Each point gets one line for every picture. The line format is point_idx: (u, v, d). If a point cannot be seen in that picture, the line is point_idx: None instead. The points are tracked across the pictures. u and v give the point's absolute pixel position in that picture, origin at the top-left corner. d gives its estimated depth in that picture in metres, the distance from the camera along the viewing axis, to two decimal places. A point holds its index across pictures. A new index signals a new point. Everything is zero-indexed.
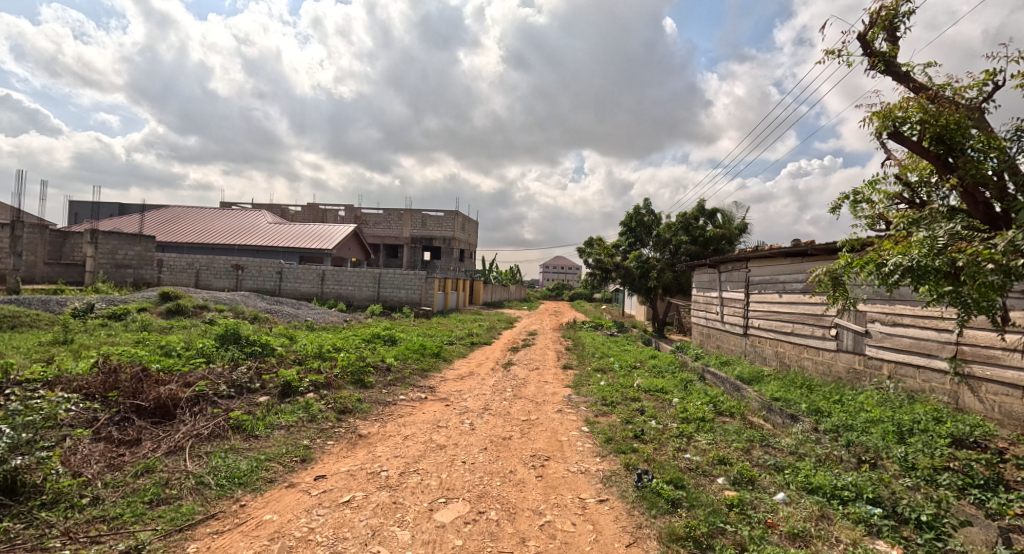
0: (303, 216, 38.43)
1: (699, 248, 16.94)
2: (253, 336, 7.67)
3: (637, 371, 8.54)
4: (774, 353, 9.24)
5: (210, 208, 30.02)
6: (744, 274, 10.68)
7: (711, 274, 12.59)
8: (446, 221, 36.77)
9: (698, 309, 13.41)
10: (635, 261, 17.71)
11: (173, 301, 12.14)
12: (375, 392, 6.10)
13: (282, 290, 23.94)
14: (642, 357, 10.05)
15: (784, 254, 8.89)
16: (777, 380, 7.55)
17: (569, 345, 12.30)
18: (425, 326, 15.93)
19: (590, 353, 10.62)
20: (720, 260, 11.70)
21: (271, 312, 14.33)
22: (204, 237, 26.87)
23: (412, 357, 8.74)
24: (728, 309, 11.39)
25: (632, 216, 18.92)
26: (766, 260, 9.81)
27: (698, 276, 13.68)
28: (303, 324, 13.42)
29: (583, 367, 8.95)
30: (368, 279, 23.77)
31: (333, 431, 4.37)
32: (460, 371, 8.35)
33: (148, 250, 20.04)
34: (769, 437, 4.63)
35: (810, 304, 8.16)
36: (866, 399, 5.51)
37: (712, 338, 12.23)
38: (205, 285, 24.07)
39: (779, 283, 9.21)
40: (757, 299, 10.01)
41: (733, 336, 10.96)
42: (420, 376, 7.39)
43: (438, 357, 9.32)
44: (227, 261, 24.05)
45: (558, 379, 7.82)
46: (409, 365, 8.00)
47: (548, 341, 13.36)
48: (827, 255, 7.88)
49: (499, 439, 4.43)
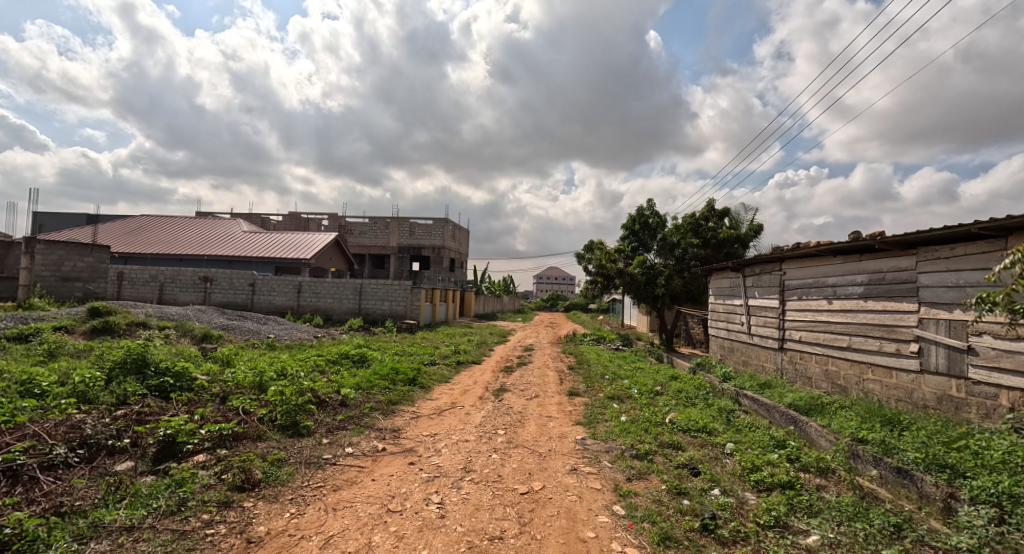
0: (283, 226, 36.55)
1: (710, 251, 15.41)
2: (166, 362, 5.89)
3: (662, 399, 6.84)
4: (823, 373, 7.64)
5: (181, 217, 28.12)
6: (778, 277, 9.12)
7: (733, 279, 11.01)
8: (435, 229, 35.12)
9: (717, 320, 11.80)
10: (639, 267, 16.13)
11: (103, 318, 10.29)
12: (312, 442, 4.31)
13: (254, 304, 22.06)
14: (664, 379, 8.37)
15: (836, 251, 7.30)
16: (846, 411, 5.90)
17: (572, 364, 10.58)
18: (407, 342, 14.15)
19: (598, 373, 8.93)
20: (745, 262, 10.14)
21: (226, 329, 12.49)
22: (171, 247, 24.92)
23: (381, 385, 6.98)
24: (757, 320, 9.82)
25: (635, 219, 17.45)
26: (806, 259, 8.27)
27: (716, 281, 12.05)
28: (261, 343, 11.58)
29: (594, 394, 7.25)
30: (349, 291, 21.97)
31: (202, 538, 2.57)
32: (438, 404, 6.57)
33: (102, 262, 18.28)
34: (915, 524, 2.94)
35: (876, 312, 6.59)
36: (1013, 444, 3.87)
37: (737, 352, 10.64)
38: (170, 300, 22.20)
39: (828, 287, 7.62)
40: (797, 306, 8.42)
41: (767, 351, 9.38)
42: (385, 414, 5.61)
43: (415, 382, 7.58)
44: (194, 272, 22.19)
45: (565, 413, 6.11)
46: (374, 397, 6.25)
47: (547, 359, 11.66)
48: (899, 250, 6.29)
49: (482, 544, 2.67)
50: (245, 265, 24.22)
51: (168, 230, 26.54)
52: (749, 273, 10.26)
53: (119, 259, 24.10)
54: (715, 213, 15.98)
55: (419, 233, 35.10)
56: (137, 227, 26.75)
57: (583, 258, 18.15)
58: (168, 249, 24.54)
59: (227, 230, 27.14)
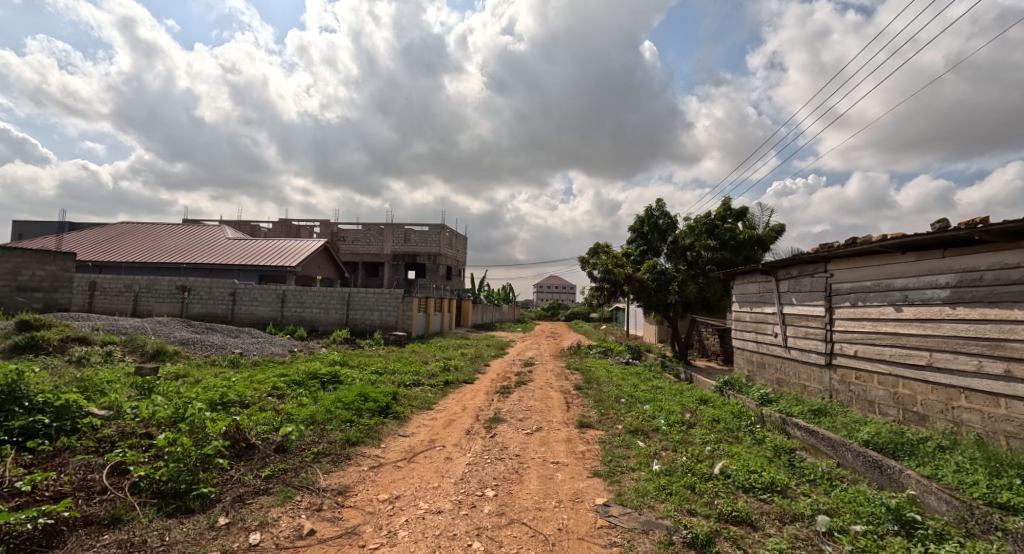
0: (273, 233, 35.20)
1: (727, 254, 14.08)
2: (47, 392, 4.43)
3: (698, 434, 5.38)
4: (891, 398, 6.20)
5: (162, 224, 26.73)
6: (822, 280, 7.72)
7: (763, 284, 9.61)
8: (431, 236, 33.75)
9: (743, 330, 10.38)
10: (649, 272, 14.80)
11: (31, 332, 8.83)
12: (198, 527, 2.82)
13: (234, 315, 20.63)
14: (693, 405, 6.89)
15: (909, 245, 5.88)
16: (951, 453, 4.44)
17: (579, 383, 9.10)
18: (392, 357, 12.68)
19: (611, 396, 7.55)
20: (778, 263, 8.75)
21: (185, 344, 11.02)
22: (149, 254, 23.50)
23: (341, 417, 5.53)
24: (796, 331, 8.43)
25: (643, 220, 16.09)
26: (862, 258, 6.88)
27: (740, 286, 10.63)
28: (222, 360, 10.10)
29: (610, 426, 5.80)
30: (336, 300, 20.54)
31: None
32: (411, 443, 5.08)
33: (66, 271, 16.87)
34: None
35: (971, 323, 5.17)
36: None
37: (770, 369, 9.19)
38: (145, 311, 20.80)
39: (896, 291, 6.20)
40: (851, 315, 7.01)
41: (811, 369, 7.93)
42: (333, 466, 4.13)
43: (388, 412, 6.12)
44: (171, 281, 20.80)
45: (577, 459, 4.64)
46: (327, 437, 4.80)
47: (550, 376, 10.24)
48: (1005, 242, 4.87)
49: None
50: (226, 273, 22.77)
51: (147, 238, 25.14)
52: (783, 276, 8.87)
53: (93, 267, 22.67)
54: (731, 212, 14.65)
55: (414, 240, 33.73)
56: (114, 234, 25.36)
57: (587, 263, 16.74)
58: (146, 257, 23.13)
59: (210, 237, 25.72)
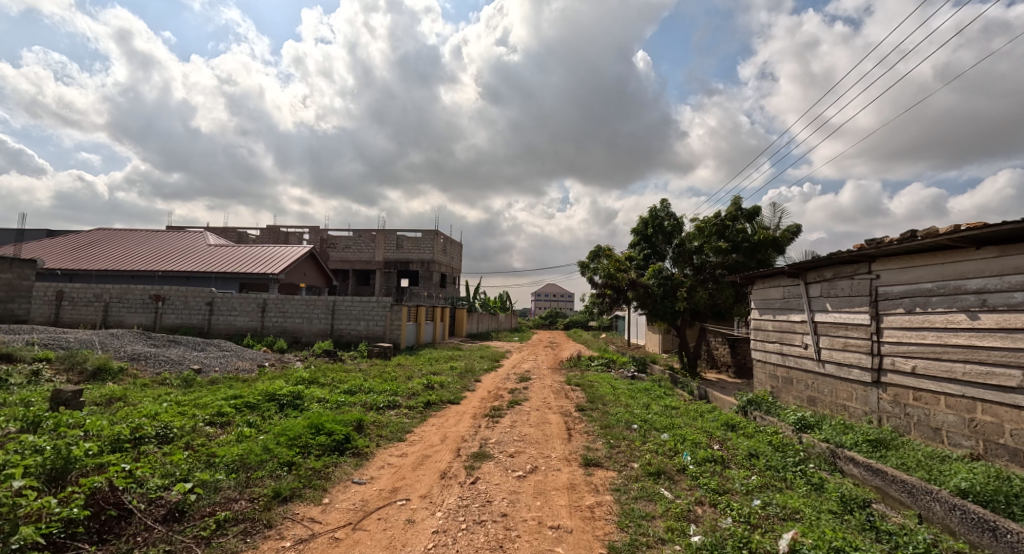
0: (261, 240, 33.99)
1: (739, 257, 13.05)
2: None
3: (737, 477, 4.20)
4: (966, 426, 5.07)
5: (140, 230, 25.49)
6: (865, 283, 6.60)
7: (788, 288, 8.49)
8: (424, 243, 32.60)
9: (765, 341, 9.24)
10: (655, 277, 13.75)
11: None
12: None
13: (212, 325, 19.38)
14: (720, 433, 5.71)
15: (988, 238, 4.78)
16: None
17: (582, 403, 7.94)
18: (373, 372, 11.47)
19: (621, 422, 6.40)
20: (808, 264, 7.65)
21: (135, 359, 9.77)
22: (123, 261, 22.25)
23: (281, 457, 4.31)
24: (831, 343, 7.30)
25: (647, 221, 15.00)
26: (918, 256, 5.78)
27: (760, 291, 9.50)
28: (174, 379, 8.86)
29: (624, 466, 4.63)
30: (320, 309, 19.31)
31: None
32: (365, 495, 3.85)
33: (25, 279, 15.63)
34: None
35: None
36: None
37: (799, 386, 8.06)
38: (116, 322, 19.55)
39: (969, 293, 5.08)
40: (906, 323, 5.88)
41: (853, 388, 6.80)
42: (237, 547, 2.92)
43: (344, 446, 4.87)
44: (144, 290, 19.58)
45: (584, 521, 3.44)
46: (248, 494, 3.57)
47: (548, 393, 9.09)
48: None
49: None
50: (205, 281, 21.54)
51: (123, 245, 23.90)
52: (814, 279, 7.75)
53: (62, 276, 21.41)
54: (742, 213, 13.59)
55: (406, 247, 32.57)
56: (89, 241, 24.13)
57: (587, 267, 15.61)
58: (120, 265, 21.90)
59: (190, 243, 24.47)
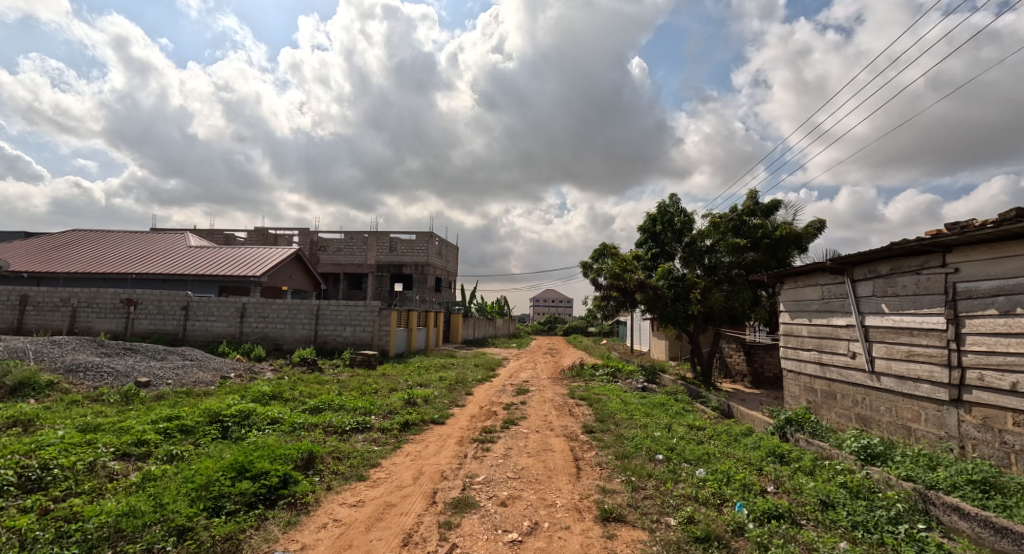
0: (248, 242, 32.70)
1: (756, 256, 11.90)
2: None
3: (822, 547, 2.96)
4: None
5: (117, 231, 24.17)
6: (936, 278, 5.41)
7: (829, 287, 7.28)
8: (418, 245, 31.32)
9: (799, 349, 8.04)
10: (664, 278, 12.58)
11: None
12: None
13: (186, 332, 18.08)
14: (775, 468, 4.47)
15: None
16: None
17: (590, 423, 6.73)
18: (352, 383, 10.21)
19: (642, 452, 5.17)
20: (857, 258, 6.46)
21: (74, 369, 8.49)
22: (95, 263, 20.94)
23: (175, 519, 3.04)
24: (888, 352, 6.11)
25: (655, 217, 13.81)
26: (1019, 242, 4.60)
27: (792, 291, 8.29)
28: (112, 394, 7.57)
29: (656, 524, 3.40)
30: (303, 314, 18.02)
31: None
32: None
33: None
34: None
35: None
36: None
37: (844, 402, 6.87)
38: (84, 329, 18.24)
39: None
40: (1002, 327, 4.68)
41: (921, 407, 5.58)
42: None
43: (275, 495, 3.60)
44: (115, 294, 18.28)
45: None
46: None
47: (550, 409, 7.87)
48: None
49: None
50: (181, 283, 20.23)
51: (98, 246, 22.59)
52: (862, 276, 6.58)
53: (30, 280, 20.12)
54: (761, 207, 12.43)
55: (400, 250, 31.29)
56: (62, 243, 22.83)
57: (590, 268, 14.39)
58: (91, 267, 20.58)
59: (170, 245, 23.18)
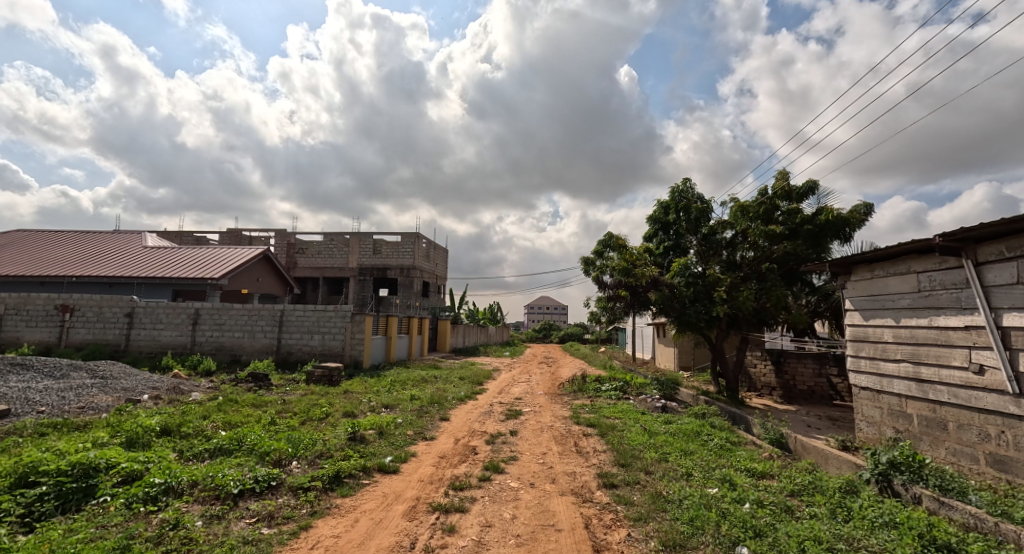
0: (221, 244, 30.39)
1: (790, 248, 9.96)
2: None
3: None
4: None
5: (66, 231, 21.84)
6: None
7: (930, 275, 5.32)
8: (403, 247, 29.14)
9: (878, 360, 6.05)
10: (681, 275, 10.60)
11: None
12: None
13: (130, 342, 15.78)
14: None
15: None
16: None
17: (610, 471, 4.65)
18: (300, 406, 8.08)
19: (709, 541, 3.08)
20: (990, 231, 4.51)
21: None
22: (33, 265, 18.59)
23: None
24: None
25: (668, 204, 11.85)
26: None
27: (865, 282, 6.32)
28: None
29: None
30: (264, 321, 15.80)
31: None
32: None
33: None
34: None
35: None
36: None
37: (966, 436, 4.87)
38: (12, 340, 15.88)
39: None
40: None
41: None
42: None
43: None
44: (47, 299, 15.96)
45: None
46: None
47: (549, 444, 5.78)
48: None
49: None
50: (130, 288, 17.90)
51: (41, 247, 20.26)
52: (993, 257, 4.62)
53: None
54: (796, 190, 10.47)
55: (384, 252, 29.10)
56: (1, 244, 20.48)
57: (592, 264, 12.38)
58: (28, 270, 18.24)
59: (122, 245, 20.82)
